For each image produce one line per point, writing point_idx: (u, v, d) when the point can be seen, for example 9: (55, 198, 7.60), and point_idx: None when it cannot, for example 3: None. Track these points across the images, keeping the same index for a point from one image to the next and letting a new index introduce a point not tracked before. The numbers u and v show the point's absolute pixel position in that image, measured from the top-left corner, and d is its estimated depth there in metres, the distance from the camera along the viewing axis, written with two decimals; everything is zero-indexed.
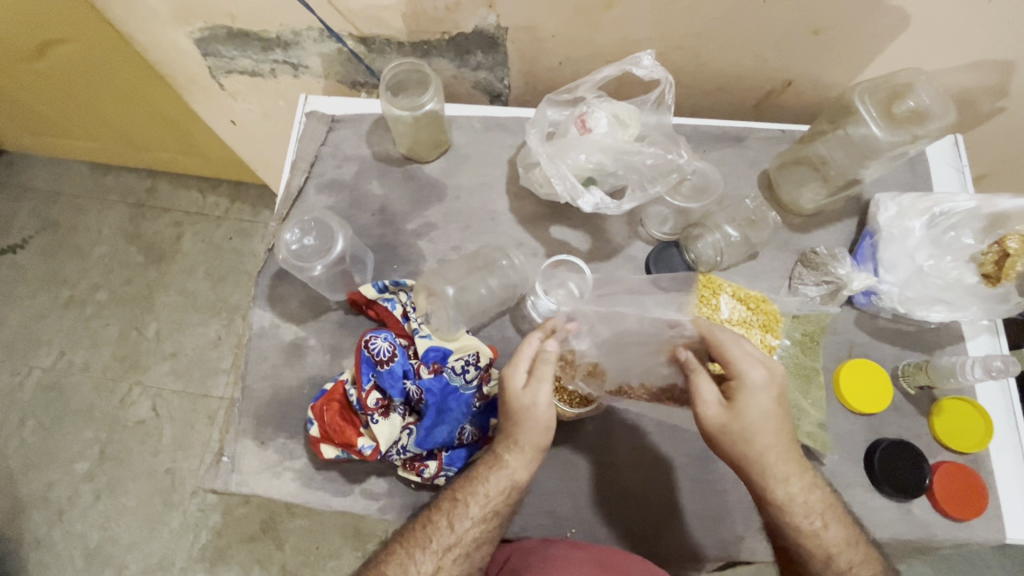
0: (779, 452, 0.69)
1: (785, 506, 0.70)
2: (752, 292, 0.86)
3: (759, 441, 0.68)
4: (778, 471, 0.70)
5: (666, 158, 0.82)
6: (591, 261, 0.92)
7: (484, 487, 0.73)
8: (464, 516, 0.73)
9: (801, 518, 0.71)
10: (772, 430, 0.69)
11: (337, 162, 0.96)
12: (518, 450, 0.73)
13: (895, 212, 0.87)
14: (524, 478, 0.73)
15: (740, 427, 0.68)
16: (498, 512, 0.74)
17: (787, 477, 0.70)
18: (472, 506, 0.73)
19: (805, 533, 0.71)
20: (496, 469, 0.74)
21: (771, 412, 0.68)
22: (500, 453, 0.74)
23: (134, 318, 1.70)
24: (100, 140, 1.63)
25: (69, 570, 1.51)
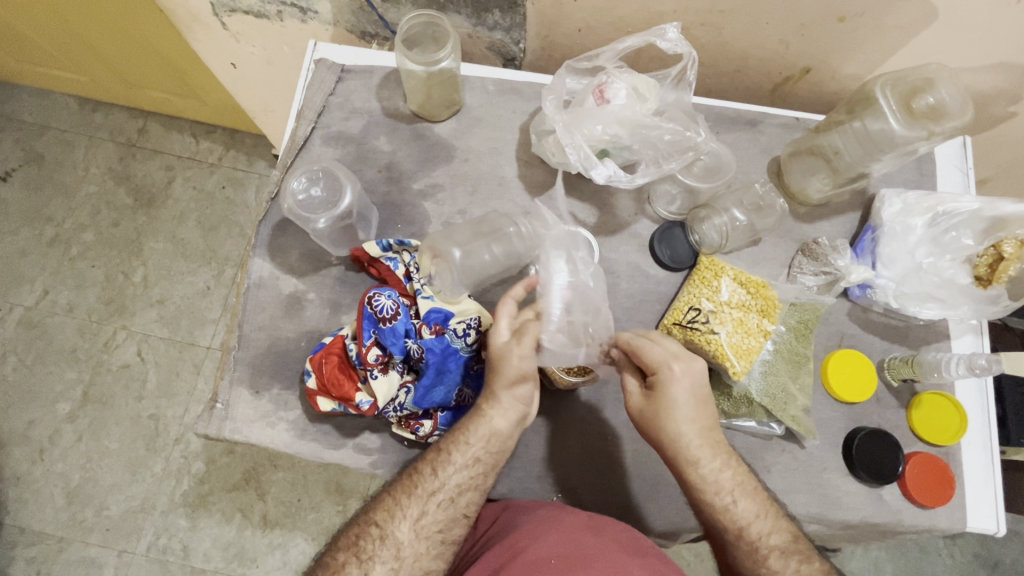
0: (694, 444, 0.73)
1: (702, 489, 0.74)
2: (753, 276, 0.85)
3: (669, 426, 0.73)
4: (690, 454, 0.73)
5: (684, 135, 0.81)
6: (596, 235, 0.92)
7: (466, 438, 0.76)
8: (447, 464, 0.75)
9: (713, 494, 0.74)
10: (684, 416, 0.73)
11: (344, 114, 0.94)
12: (497, 400, 0.76)
13: (900, 208, 0.88)
14: (504, 427, 0.76)
15: (653, 412, 0.74)
16: (482, 463, 0.76)
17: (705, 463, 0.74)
18: (457, 456, 0.76)
19: (732, 518, 0.74)
20: (477, 418, 0.77)
21: (684, 402, 0.73)
22: (480, 404, 0.77)
23: (122, 262, 1.67)
24: (90, 73, 1.56)
25: (49, 507, 1.52)
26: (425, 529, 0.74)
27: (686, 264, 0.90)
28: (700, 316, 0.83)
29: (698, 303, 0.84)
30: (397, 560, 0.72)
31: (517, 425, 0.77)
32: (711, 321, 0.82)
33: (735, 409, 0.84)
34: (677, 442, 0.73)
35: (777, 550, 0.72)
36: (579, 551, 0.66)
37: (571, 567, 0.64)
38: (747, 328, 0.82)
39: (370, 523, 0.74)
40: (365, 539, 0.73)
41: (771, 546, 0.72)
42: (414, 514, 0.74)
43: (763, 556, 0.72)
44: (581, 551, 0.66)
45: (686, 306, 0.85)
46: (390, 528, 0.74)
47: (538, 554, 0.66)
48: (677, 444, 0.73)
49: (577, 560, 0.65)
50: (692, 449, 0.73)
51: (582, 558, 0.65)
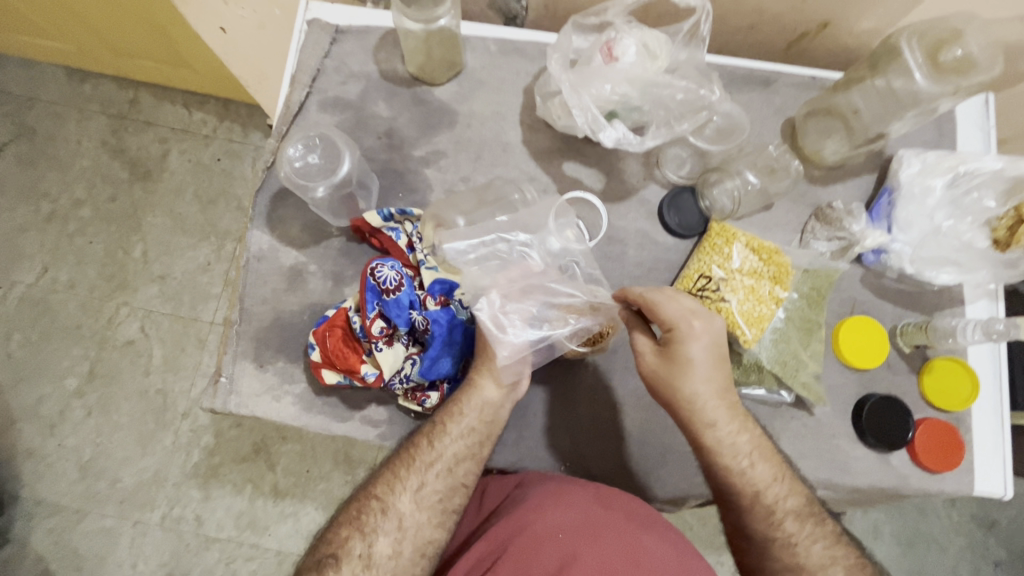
0: (710, 404, 0.73)
1: (718, 455, 0.74)
2: (765, 242, 0.83)
3: (685, 387, 0.72)
4: (706, 416, 0.73)
5: (698, 94, 0.77)
6: (605, 201, 0.89)
7: (461, 408, 0.77)
8: (444, 435, 0.76)
9: (731, 460, 0.74)
10: (701, 376, 0.72)
11: (341, 79, 0.90)
12: (491, 364, 0.77)
13: (918, 169, 0.84)
14: (497, 396, 0.78)
15: (669, 372, 0.73)
16: (477, 430, 0.77)
17: (722, 425, 0.73)
18: (452, 427, 0.76)
19: (748, 481, 0.74)
20: (471, 389, 0.78)
21: (702, 361, 0.72)
22: (473, 375, 0.79)
23: (120, 238, 1.65)
24: (75, 41, 1.50)
25: (64, 481, 1.55)
26: (425, 500, 0.75)
27: (696, 231, 0.88)
28: (710, 284, 0.81)
29: (708, 270, 0.82)
30: (400, 531, 0.73)
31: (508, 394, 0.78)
32: (722, 289, 0.80)
33: (744, 376, 0.84)
34: (693, 403, 0.73)
35: (792, 513, 0.73)
36: (587, 524, 0.67)
37: (580, 540, 0.66)
38: (758, 295, 0.80)
39: (371, 497, 0.75)
40: (367, 513, 0.74)
41: (786, 510, 0.74)
42: (414, 486, 0.75)
43: (779, 520, 0.73)
44: (589, 524, 0.67)
45: (696, 274, 0.83)
46: (391, 501, 0.74)
47: (548, 528, 0.67)
48: (693, 406, 0.73)
49: (586, 533, 0.67)
50: (708, 412, 0.73)
51: (591, 531, 0.67)
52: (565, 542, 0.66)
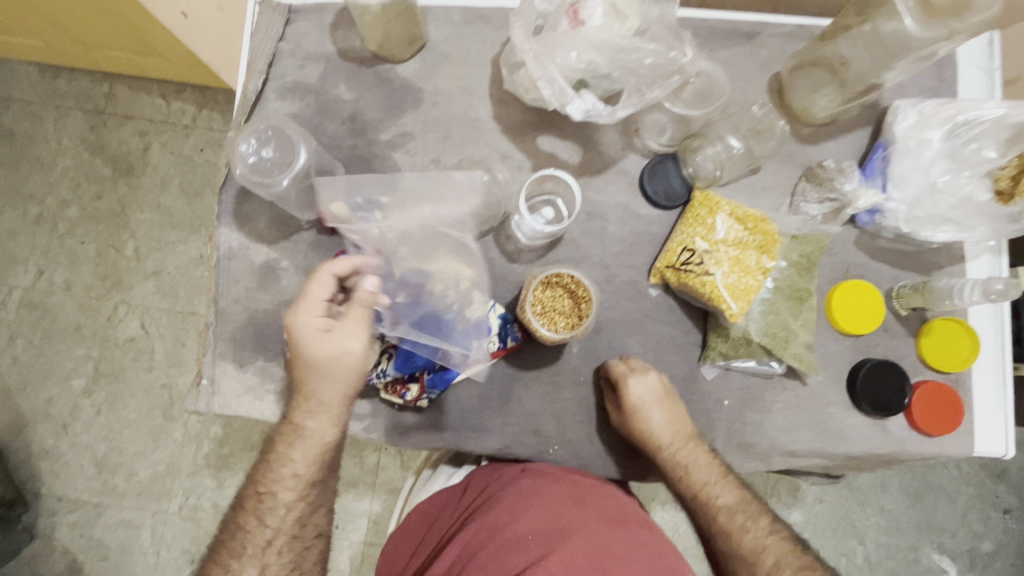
0: (659, 434, 0.77)
1: (667, 466, 0.78)
2: (751, 210, 0.79)
3: (642, 429, 0.77)
4: (653, 443, 0.78)
5: (667, 57, 0.73)
6: (581, 176, 0.85)
7: (285, 455, 0.74)
8: (273, 508, 0.72)
9: (674, 467, 0.77)
10: (651, 417, 0.77)
11: (298, 62, 0.86)
12: (306, 406, 0.73)
13: (914, 121, 0.79)
14: (329, 434, 0.74)
15: (625, 419, 0.78)
16: (304, 475, 0.73)
17: (664, 445, 0.78)
18: (280, 493, 0.73)
19: (688, 484, 0.77)
20: (298, 440, 0.73)
21: (649, 405, 0.77)
22: (296, 424, 0.74)
23: (110, 236, 1.56)
24: (41, 36, 1.40)
25: (81, 476, 1.52)
26: None
27: (680, 200, 0.84)
28: (695, 258, 0.78)
29: (692, 243, 0.79)
30: None
31: (335, 426, 0.74)
32: (706, 262, 0.77)
33: (733, 351, 0.80)
34: (645, 437, 0.78)
35: (731, 508, 0.75)
36: (558, 526, 0.68)
37: (551, 544, 0.66)
38: (744, 266, 0.77)
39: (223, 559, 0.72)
40: None
41: (722, 506, 0.76)
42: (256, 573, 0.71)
43: (716, 514, 0.75)
44: (559, 525, 0.68)
45: (679, 248, 0.80)
46: None
47: (516, 534, 0.67)
48: (645, 440, 0.78)
49: (553, 537, 0.66)
50: (656, 441, 0.77)
51: (560, 534, 0.67)
52: (532, 546, 0.65)
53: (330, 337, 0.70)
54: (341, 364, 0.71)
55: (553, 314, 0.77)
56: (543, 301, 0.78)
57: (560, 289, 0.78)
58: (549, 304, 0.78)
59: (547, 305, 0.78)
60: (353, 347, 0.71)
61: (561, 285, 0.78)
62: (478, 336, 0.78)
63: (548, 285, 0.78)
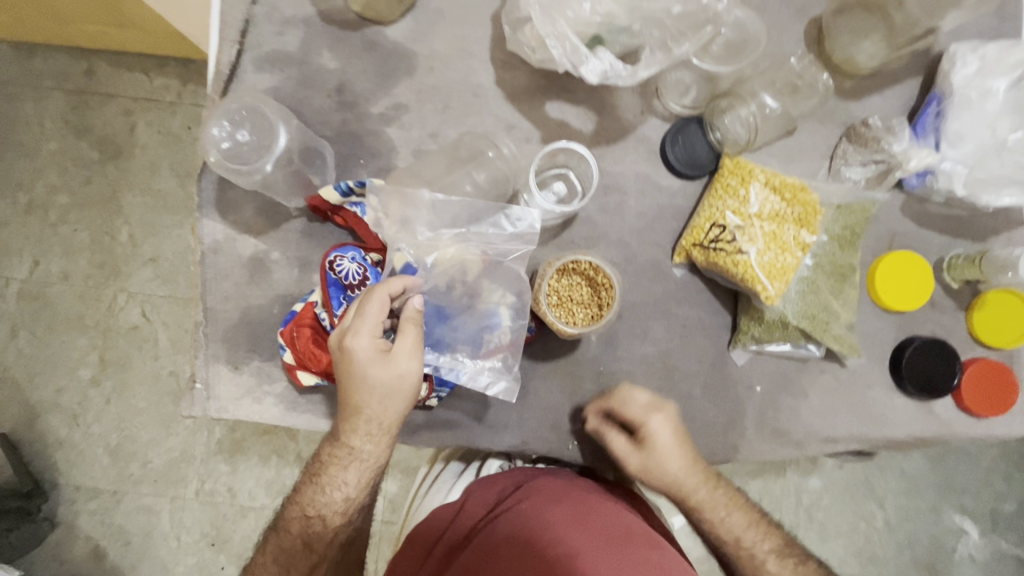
0: (688, 475, 0.70)
1: (697, 515, 0.70)
2: (789, 178, 0.71)
3: (668, 475, 0.69)
4: (682, 489, 0.69)
5: (699, 4, 0.63)
6: (596, 146, 0.77)
7: (337, 477, 0.69)
8: (321, 531, 0.69)
9: (707, 515, 0.70)
10: (678, 459, 0.69)
11: (276, 28, 0.76)
12: (359, 429, 0.67)
13: (976, 68, 0.70)
14: (384, 452, 0.69)
15: (652, 471, 0.70)
16: (355, 498, 0.70)
17: (696, 486, 0.70)
18: (326, 514, 0.69)
19: (725, 530, 0.70)
20: (352, 461, 0.68)
21: (673, 446, 0.69)
22: (347, 444, 0.68)
23: (102, 223, 1.49)
24: (14, 14, 1.30)
25: (96, 466, 1.50)
26: None
27: (706, 168, 0.75)
28: (726, 235, 0.70)
29: (722, 218, 0.71)
30: None
31: (390, 445, 0.70)
32: (739, 238, 0.70)
33: (767, 334, 0.73)
34: (675, 483, 0.69)
35: (774, 552, 0.69)
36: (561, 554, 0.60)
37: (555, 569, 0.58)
38: (782, 242, 0.70)
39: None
40: None
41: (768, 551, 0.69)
42: None
43: (762, 562, 0.69)
44: (562, 550, 0.60)
45: (708, 223, 0.72)
46: None
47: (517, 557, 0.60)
48: (675, 485, 0.69)
49: (556, 566, 0.58)
50: (687, 483, 0.70)
51: (564, 562, 0.59)
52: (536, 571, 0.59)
53: (390, 363, 0.63)
54: (402, 387, 0.65)
55: (569, 305, 0.71)
56: (558, 290, 0.72)
57: (577, 276, 0.71)
58: (566, 294, 0.71)
59: (563, 295, 0.71)
60: (411, 372, 0.64)
61: (579, 272, 0.71)
62: (490, 329, 0.70)
63: (565, 273, 0.72)
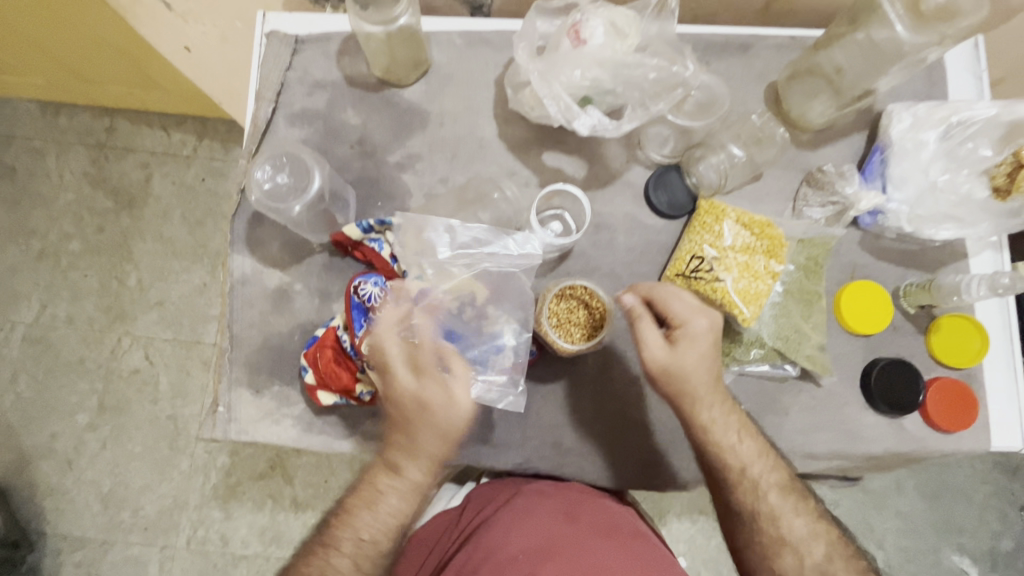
0: (709, 386, 0.72)
1: (709, 431, 0.73)
2: (756, 216, 0.81)
3: (693, 378, 0.71)
4: (702, 399, 0.72)
5: (671, 71, 0.75)
6: (588, 189, 0.87)
7: (395, 498, 0.73)
8: (369, 551, 0.72)
9: (720, 435, 0.73)
10: (706, 363, 0.72)
11: (306, 89, 0.87)
12: (413, 451, 0.73)
13: (910, 124, 0.81)
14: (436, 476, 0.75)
15: (679, 367, 0.71)
16: (400, 522, 0.73)
17: (712, 401, 0.73)
18: (374, 534, 0.72)
19: (735, 457, 0.73)
20: (411, 482, 0.73)
21: (706, 353, 0.72)
22: (409, 466, 0.73)
23: (113, 268, 1.53)
24: (44, 75, 1.39)
25: (86, 514, 1.46)
26: None
27: (685, 210, 0.85)
28: (703, 265, 0.79)
29: (700, 251, 0.80)
30: None
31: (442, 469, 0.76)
32: (716, 268, 0.78)
33: (746, 355, 0.81)
34: (695, 389, 0.72)
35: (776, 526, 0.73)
36: (548, 543, 0.70)
37: (542, 561, 0.67)
38: (754, 272, 0.78)
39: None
40: None
41: (772, 483, 0.74)
42: None
43: (765, 492, 0.73)
44: (551, 542, 0.70)
45: (688, 256, 0.81)
46: None
47: (511, 551, 0.69)
48: (694, 394, 0.72)
49: (544, 561, 0.67)
50: (707, 395, 0.72)
51: (552, 549, 0.69)
52: (526, 563, 0.67)
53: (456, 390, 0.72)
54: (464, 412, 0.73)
55: (568, 325, 0.79)
56: (558, 313, 0.79)
57: (574, 300, 0.80)
58: (564, 316, 0.79)
59: (562, 317, 0.79)
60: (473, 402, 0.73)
61: (575, 297, 0.80)
62: (495, 351, 0.77)
63: (563, 297, 0.80)
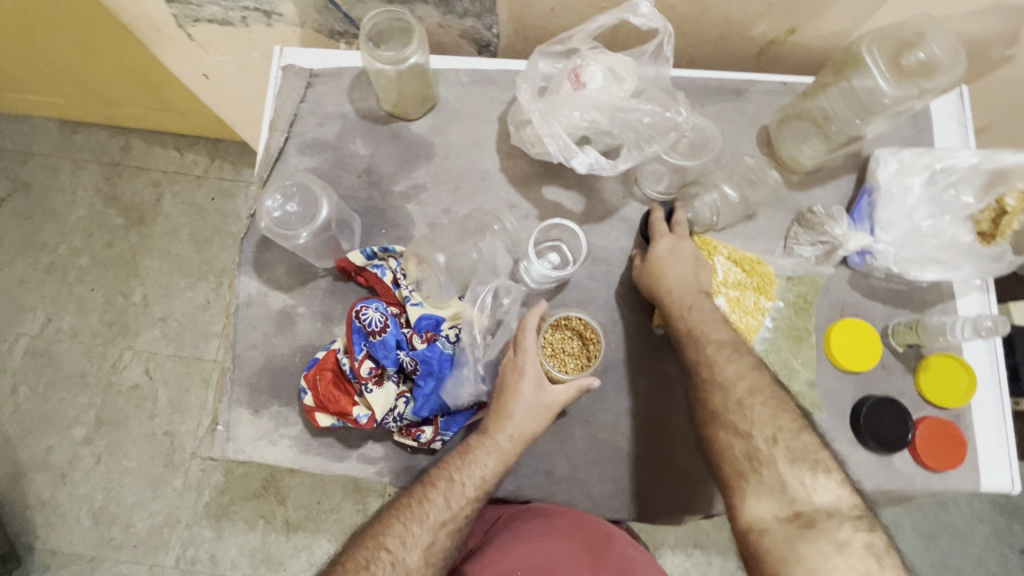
0: (683, 292, 0.81)
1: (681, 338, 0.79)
2: (747, 253, 0.88)
3: (663, 283, 0.82)
4: (671, 305, 0.81)
5: (665, 116, 0.79)
6: (585, 223, 0.90)
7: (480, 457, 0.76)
8: (438, 503, 0.73)
9: (690, 342, 0.79)
10: (676, 271, 0.82)
11: (318, 120, 0.91)
12: (501, 419, 0.76)
13: (895, 169, 0.85)
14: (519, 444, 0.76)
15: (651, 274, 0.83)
16: (481, 486, 0.75)
17: (685, 312, 0.80)
18: (445, 488, 0.74)
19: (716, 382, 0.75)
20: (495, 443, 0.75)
21: (679, 263, 0.82)
22: (492, 427, 0.76)
23: (119, 283, 1.56)
24: (66, 95, 1.44)
25: (76, 528, 1.45)
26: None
27: None
28: None
29: None
30: None
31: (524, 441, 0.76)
32: None
33: None
34: (665, 294, 0.82)
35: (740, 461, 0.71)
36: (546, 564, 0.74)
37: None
38: (743, 307, 0.85)
39: (381, 547, 0.72)
40: None
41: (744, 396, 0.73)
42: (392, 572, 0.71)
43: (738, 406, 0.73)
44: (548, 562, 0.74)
45: None
46: None
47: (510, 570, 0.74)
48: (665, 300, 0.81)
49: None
50: (678, 300, 0.81)
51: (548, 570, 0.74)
52: None
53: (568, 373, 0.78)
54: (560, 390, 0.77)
55: (562, 355, 0.81)
56: (552, 343, 0.81)
57: (569, 331, 0.82)
58: (558, 346, 0.81)
59: (556, 346, 0.81)
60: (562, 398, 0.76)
61: (570, 328, 0.82)
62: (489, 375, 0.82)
63: (558, 328, 0.82)
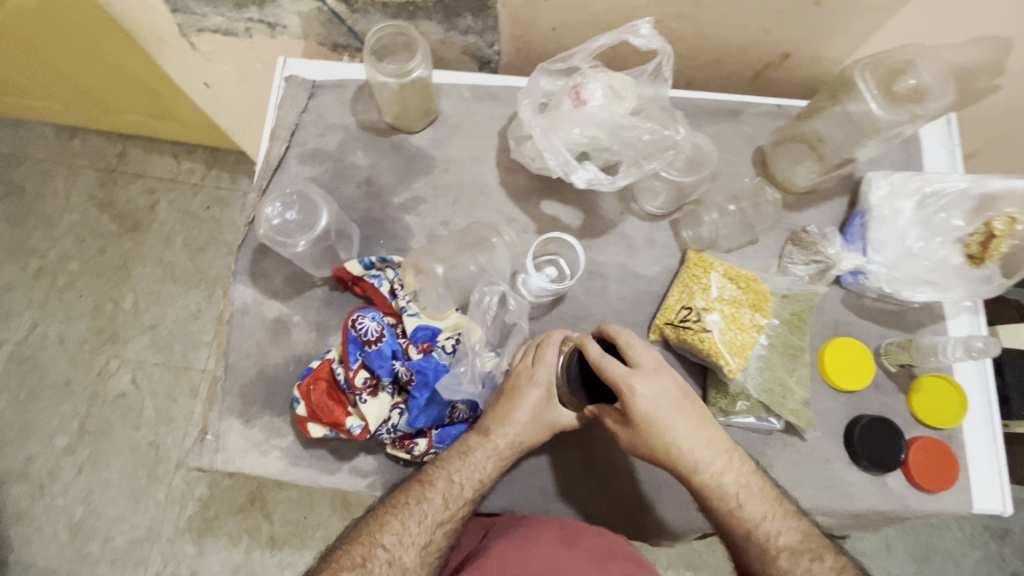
0: (687, 439, 0.71)
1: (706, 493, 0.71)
2: (742, 270, 0.85)
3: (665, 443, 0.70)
4: (686, 462, 0.71)
5: (663, 134, 0.79)
6: (582, 238, 0.90)
7: (476, 456, 0.75)
8: (434, 501, 0.72)
9: (718, 498, 0.70)
10: (671, 425, 0.70)
11: (319, 131, 0.92)
12: (504, 422, 0.76)
13: (887, 192, 0.87)
14: (515, 450, 0.76)
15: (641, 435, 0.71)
16: (479, 488, 0.74)
17: (698, 465, 0.71)
18: (440, 486, 0.73)
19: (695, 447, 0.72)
20: (491, 445, 0.75)
21: (661, 410, 0.70)
22: (489, 427, 0.76)
23: (110, 290, 1.54)
24: (64, 101, 1.44)
25: (53, 542, 1.41)
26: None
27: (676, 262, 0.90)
28: (692, 314, 0.82)
29: (690, 302, 0.83)
30: None
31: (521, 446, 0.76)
32: (703, 317, 0.82)
33: (732, 406, 0.83)
34: (673, 449, 0.71)
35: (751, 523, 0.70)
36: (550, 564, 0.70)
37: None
38: (739, 322, 0.81)
39: (377, 545, 0.69)
40: None
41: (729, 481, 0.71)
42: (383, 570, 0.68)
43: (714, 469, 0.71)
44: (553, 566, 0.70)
45: (678, 306, 0.84)
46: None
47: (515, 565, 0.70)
48: (680, 460, 0.71)
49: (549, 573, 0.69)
50: (693, 461, 0.71)
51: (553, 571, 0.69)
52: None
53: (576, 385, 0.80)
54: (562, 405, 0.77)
55: None
56: None
57: None
58: None
59: None
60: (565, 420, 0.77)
61: None
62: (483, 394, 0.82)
63: None
